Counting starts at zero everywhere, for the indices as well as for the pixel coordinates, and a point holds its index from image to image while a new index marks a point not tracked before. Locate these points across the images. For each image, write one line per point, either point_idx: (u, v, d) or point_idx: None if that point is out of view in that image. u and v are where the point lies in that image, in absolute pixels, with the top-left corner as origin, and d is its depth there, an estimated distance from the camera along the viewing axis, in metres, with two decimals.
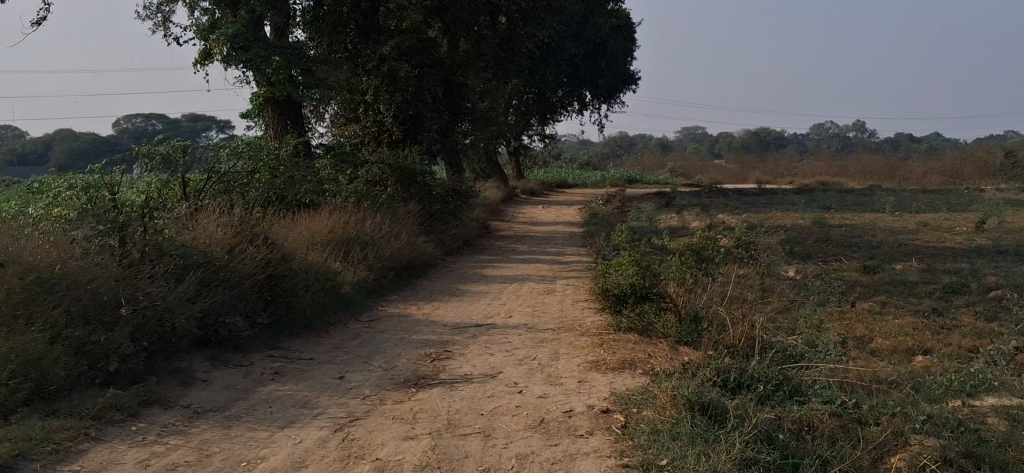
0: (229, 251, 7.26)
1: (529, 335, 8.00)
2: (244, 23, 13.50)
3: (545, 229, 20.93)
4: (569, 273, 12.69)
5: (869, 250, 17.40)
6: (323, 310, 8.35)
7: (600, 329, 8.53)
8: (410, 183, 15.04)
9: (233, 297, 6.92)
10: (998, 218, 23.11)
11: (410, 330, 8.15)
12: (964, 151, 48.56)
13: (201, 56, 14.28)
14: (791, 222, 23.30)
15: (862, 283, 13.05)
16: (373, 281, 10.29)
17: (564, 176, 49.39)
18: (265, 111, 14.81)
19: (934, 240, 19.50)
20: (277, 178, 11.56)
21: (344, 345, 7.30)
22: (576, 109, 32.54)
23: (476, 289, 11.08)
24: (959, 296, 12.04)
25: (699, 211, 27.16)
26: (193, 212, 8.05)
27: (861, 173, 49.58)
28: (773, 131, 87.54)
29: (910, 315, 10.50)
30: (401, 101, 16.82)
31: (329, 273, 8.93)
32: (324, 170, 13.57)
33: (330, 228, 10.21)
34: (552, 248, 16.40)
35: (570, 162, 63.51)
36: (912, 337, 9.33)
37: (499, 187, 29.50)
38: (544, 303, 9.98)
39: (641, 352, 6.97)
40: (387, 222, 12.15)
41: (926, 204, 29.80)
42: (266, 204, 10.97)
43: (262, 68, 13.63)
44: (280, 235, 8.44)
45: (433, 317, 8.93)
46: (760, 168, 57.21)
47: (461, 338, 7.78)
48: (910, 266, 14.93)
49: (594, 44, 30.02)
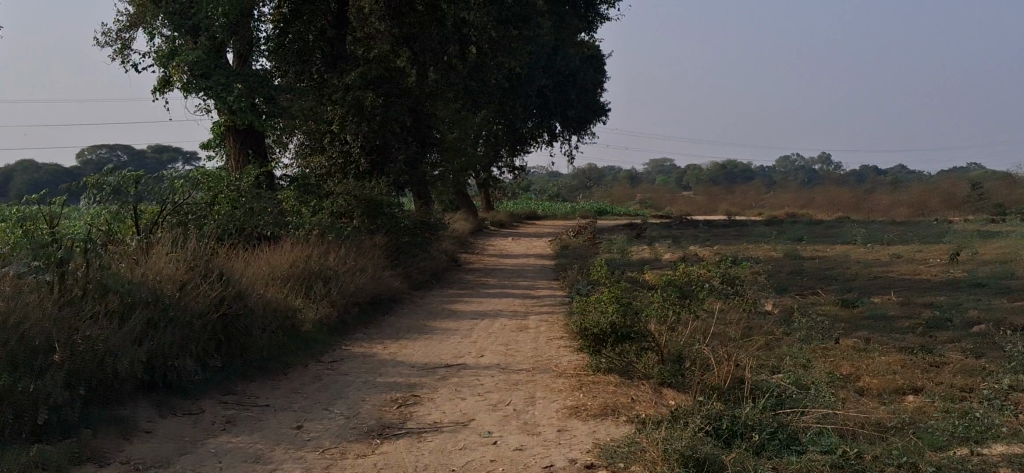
0: (180, 288, 6.72)
1: (502, 377, 7.53)
2: (204, 49, 13.02)
3: (515, 262, 20.51)
4: (542, 308, 12.24)
5: (846, 282, 17.12)
6: (281, 350, 7.84)
7: (576, 369, 8.08)
8: (376, 215, 14.55)
9: (184, 339, 6.38)
10: (972, 250, 22.94)
11: (375, 372, 7.65)
12: (931, 183, 48.82)
13: (159, 84, 13.77)
14: (763, 254, 23.02)
15: (842, 318, 12.72)
16: (337, 319, 9.78)
17: (534, 207, 49.12)
18: (226, 140, 14.32)
19: (909, 272, 19.27)
20: (237, 210, 11.06)
21: (304, 390, 6.79)
22: (546, 141, 32.26)
23: (446, 326, 10.58)
24: (942, 331, 11.72)
25: (671, 243, 26.86)
26: (143, 245, 7.50)
27: (829, 205, 49.75)
28: (741, 164, 87.98)
29: (896, 352, 10.14)
30: (368, 131, 16.25)
31: (289, 311, 8.41)
32: (287, 202, 13.07)
33: (290, 264, 9.70)
34: (524, 282, 15.95)
35: (539, 193, 63.28)
36: (901, 375, 8.95)
37: (469, 220, 29.09)
38: (516, 341, 9.48)
39: (624, 395, 6.56)
40: (352, 255, 11.69)
41: (898, 236, 29.70)
42: (224, 237, 10.50)
43: (223, 95, 13.14)
44: (236, 270, 7.92)
45: (400, 357, 8.45)
46: (729, 200, 57.33)
47: (430, 381, 7.29)
48: (888, 300, 14.64)
49: (564, 75, 29.82)
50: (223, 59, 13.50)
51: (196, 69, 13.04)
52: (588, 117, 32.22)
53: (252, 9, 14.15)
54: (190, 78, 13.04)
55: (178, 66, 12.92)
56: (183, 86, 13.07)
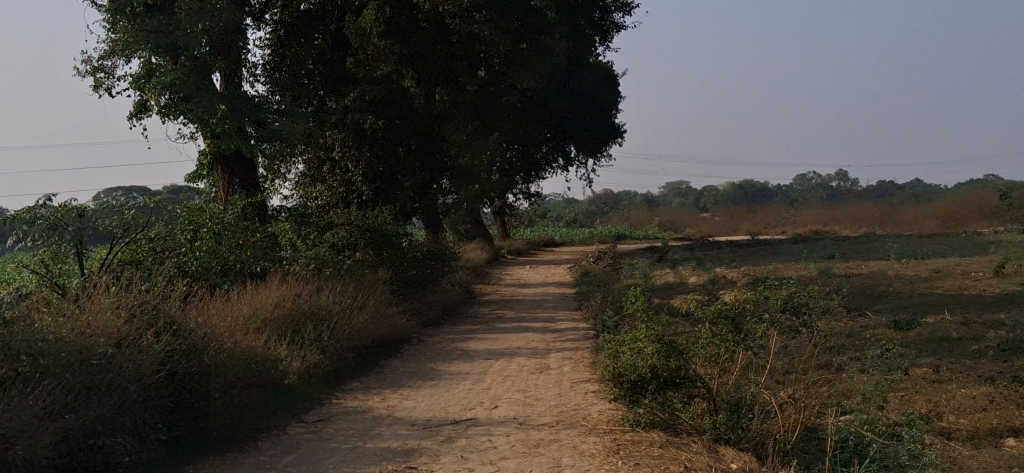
0: (117, 345, 5.48)
1: (521, 436, 6.20)
2: (185, 70, 11.76)
3: (532, 291, 19.22)
4: (565, 344, 10.89)
5: (892, 301, 15.70)
6: (252, 412, 6.53)
7: (610, 421, 6.76)
8: (383, 246, 13.24)
9: (115, 409, 5.12)
10: (1016, 262, 21.46)
11: (367, 433, 6.34)
12: (957, 193, 47.20)
13: (136, 109, 12.57)
14: (795, 274, 21.63)
15: (900, 341, 11.34)
16: (331, 368, 8.46)
17: (551, 234, 47.60)
18: (212, 169, 13.03)
19: (955, 287, 17.83)
20: (221, 247, 9.91)
21: (273, 465, 5.50)
22: (562, 165, 31.00)
23: (455, 369, 9.24)
24: (1017, 355, 10.32)
25: (695, 265, 25.54)
26: (85, 290, 6.27)
27: (851, 219, 48.17)
28: (757, 183, 86.40)
29: (976, 383, 8.75)
30: (370, 156, 15.01)
31: (266, 360, 7.15)
32: (280, 234, 11.74)
33: (274, 304, 8.47)
34: (542, 313, 14.60)
35: (555, 219, 61.98)
36: (994, 415, 7.56)
37: (484, 248, 27.86)
38: (537, 386, 8.14)
39: (676, 465, 5.28)
40: (350, 290, 10.39)
41: (934, 249, 28.16)
42: (199, 277, 9.31)
43: (205, 118, 11.87)
44: (197, 317, 6.65)
45: (400, 412, 7.12)
46: (750, 218, 55.90)
47: (430, 445, 5.96)
48: (943, 319, 13.22)
49: (578, 95, 28.62)
50: (209, 81, 12.25)
51: (177, 91, 11.82)
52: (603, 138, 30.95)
53: (239, 27, 12.93)
54: (171, 102, 11.84)
55: (155, 88, 11.69)
56: (162, 111, 11.83)
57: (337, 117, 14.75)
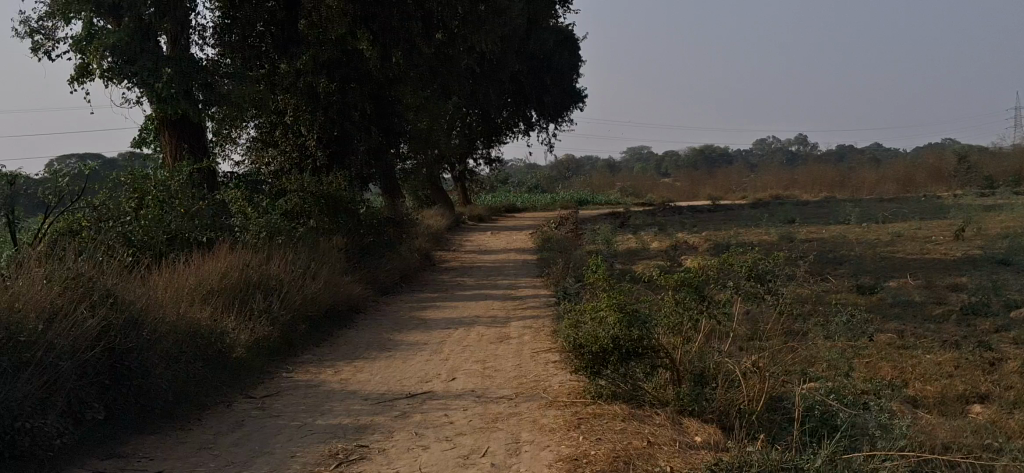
0: (48, 320, 5.16)
1: (480, 410, 5.97)
2: (128, 31, 11.28)
3: (493, 258, 18.98)
4: (526, 312, 10.68)
5: (855, 265, 15.64)
6: (195, 388, 6.23)
7: (570, 393, 6.55)
8: (338, 212, 12.90)
9: (45, 387, 4.81)
10: (976, 226, 21.54)
11: (318, 409, 6.08)
12: (916, 157, 47.48)
13: (78, 72, 12.08)
14: (758, 238, 21.59)
15: (863, 305, 11.25)
16: (281, 340, 8.16)
17: (513, 200, 47.30)
18: (159, 134, 12.58)
19: (917, 251, 17.83)
20: (167, 215, 9.54)
21: (216, 444, 5.22)
22: (523, 130, 30.69)
23: (413, 340, 8.98)
24: (980, 319, 10.26)
25: (657, 230, 25.43)
26: (16, 263, 5.91)
27: (811, 184, 48.29)
28: (718, 148, 86.60)
29: (941, 349, 8.65)
30: (324, 122, 14.62)
31: (212, 333, 6.84)
32: (231, 202, 11.36)
33: (222, 275, 8.15)
34: (503, 280, 14.36)
35: (516, 185, 61.69)
36: (960, 382, 7.44)
37: (444, 214, 27.55)
38: (497, 357, 7.90)
39: (639, 439, 5.07)
40: (302, 258, 10.07)
41: (895, 213, 28.28)
42: (142, 248, 8.95)
43: (150, 82, 11.40)
44: (137, 289, 6.32)
45: (353, 385, 6.86)
46: (711, 183, 55.95)
47: (384, 421, 5.70)
48: (905, 283, 13.14)
49: (538, 60, 28.25)
50: (155, 43, 11.80)
51: (120, 54, 11.28)
52: (564, 104, 30.64)
53: None
54: (114, 65, 11.44)
55: (96, 50, 11.25)
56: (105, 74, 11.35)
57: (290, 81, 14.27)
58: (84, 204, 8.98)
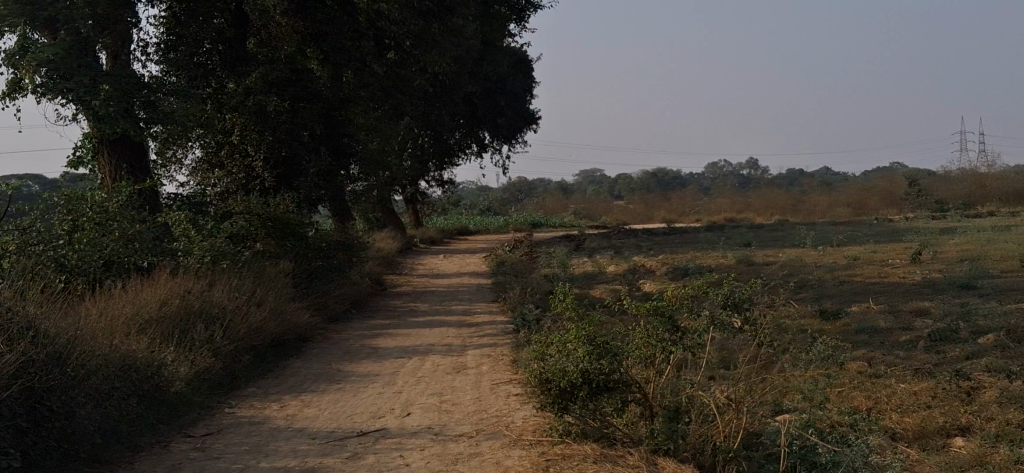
0: None
1: (437, 450, 5.54)
2: (64, 45, 10.73)
3: (447, 282, 18.54)
4: (483, 339, 10.26)
5: (815, 289, 15.43)
6: (129, 427, 5.73)
7: (535, 431, 6.15)
8: (286, 236, 12.38)
9: None
10: (930, 249, 21.53)
11: (261, 449, 5.60)
12: (866, 181, 47.89)
13: (9, 87, 11.47)
14: (715, 261, 21.36)
15: (827, 330, 10.98)
16: (224, 372, 7.64)
17: (466, 223, 46.87)
18: (98, 153, 12.00)
19: (874, 274, 17.70)
20: (103, 239, 9.03)
21: None
22: (476, 151, 30.35)
23: (364, 370, 8.52)
24: (946, 346, 10.03)
25: (613, 254, 25.15)
26: None
27: (763, 207, 48.46)
28: (670, 171, 86.99)
29: (912, 378, 8.36)
30: (274, 142, 14.06)
31: (148, 365, 6.36)
32: (173, 225, 10.85)
33: (160, 303, 7.64)
34: (459, 305, 13.94)
35: (469, 208, 61.28)
36: (939, 415, 7.12)
37: (396, 237, 27.07)
38: (454, 389, 7.46)
39: None
40: (248, 284, 9.56)
41: (850, 236, 28.29)
42: (73, 275, 8.42)
43: (87, 99, 10.83)
44: (64, 320, 5.79)
45: (300, 422, 6.38)
46: (664, 206, 55.97)
47: (334, 463, 5.23)
48: (868, 308, 12.90)
49: (492, 81, 27.88)
50: (93, 59, 11.25)
51: (55, 69, 10.72)
52: (518, 126, 30.33)
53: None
54: (48, 80, 10.77)
55: (30, 64, 10.63)
56: (39, 91, 10.78)
57: (238, 99, 13.67)
58: (12, 225, 8.45)
